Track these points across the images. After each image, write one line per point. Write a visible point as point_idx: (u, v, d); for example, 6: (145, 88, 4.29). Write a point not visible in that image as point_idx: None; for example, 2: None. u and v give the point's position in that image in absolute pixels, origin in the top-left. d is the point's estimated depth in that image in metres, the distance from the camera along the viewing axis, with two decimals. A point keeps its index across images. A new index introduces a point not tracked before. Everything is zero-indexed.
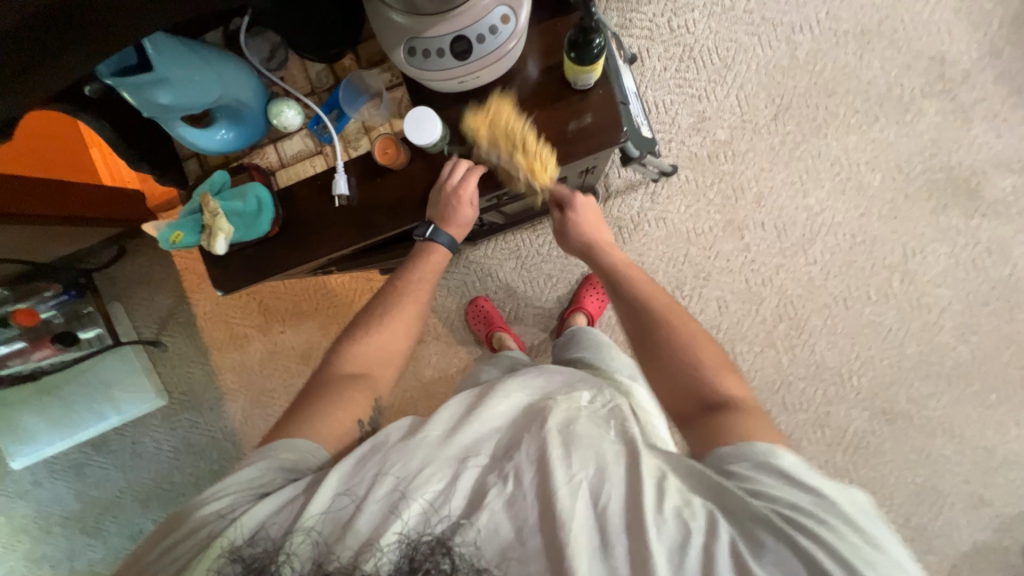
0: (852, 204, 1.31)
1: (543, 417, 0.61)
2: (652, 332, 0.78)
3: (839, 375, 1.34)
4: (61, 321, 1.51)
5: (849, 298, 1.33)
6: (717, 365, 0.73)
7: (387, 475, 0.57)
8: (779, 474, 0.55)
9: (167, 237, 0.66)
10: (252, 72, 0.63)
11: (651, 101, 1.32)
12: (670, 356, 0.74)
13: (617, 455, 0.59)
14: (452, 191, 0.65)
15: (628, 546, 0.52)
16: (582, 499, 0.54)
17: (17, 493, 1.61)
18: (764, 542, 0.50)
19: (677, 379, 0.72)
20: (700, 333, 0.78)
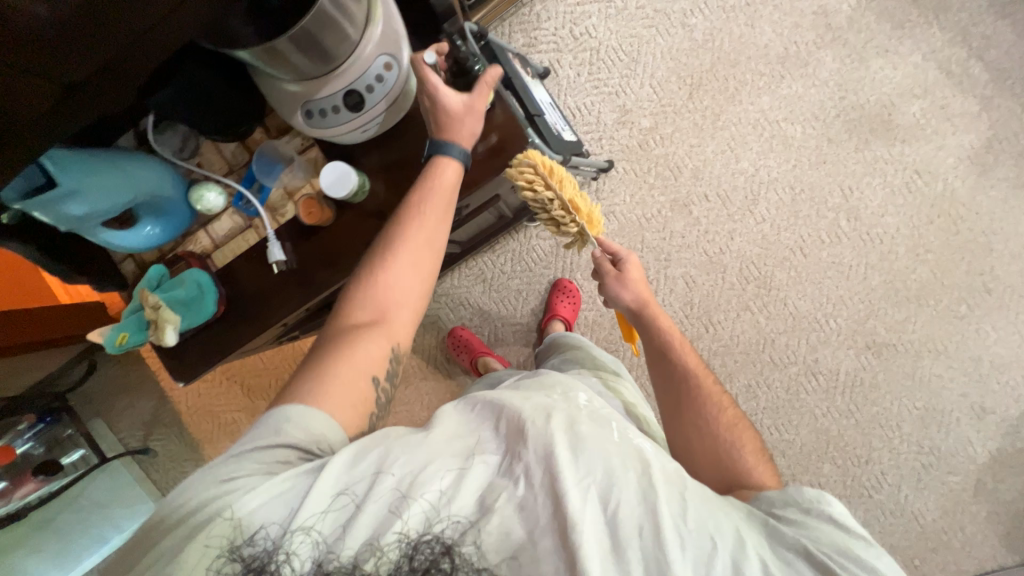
0: (783, 159, 1.37)
1: (550, 414, 0.59)
2: (690, 404, 0.77)
3: (817, 321, 1.37)
4: (42, 451, 1.46)
5: (805, 246, 1.37)
6: (764, 463, 0.71)
7: (387, 483, 0.53)
8: (829, 523, 0.58)
9: (113, 340, 0.66)
10: (165, 165, 0.65)
11: (573, 106, 1.38)
12: (710, 441, 0.73)
13: (628, 458, 0.58)
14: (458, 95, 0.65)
15: (639, 553, 0.52)
16: (594, 504, 0.53)
17: None
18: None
19: (712, 462, 0.72)
20: (747, 421, 0.77)
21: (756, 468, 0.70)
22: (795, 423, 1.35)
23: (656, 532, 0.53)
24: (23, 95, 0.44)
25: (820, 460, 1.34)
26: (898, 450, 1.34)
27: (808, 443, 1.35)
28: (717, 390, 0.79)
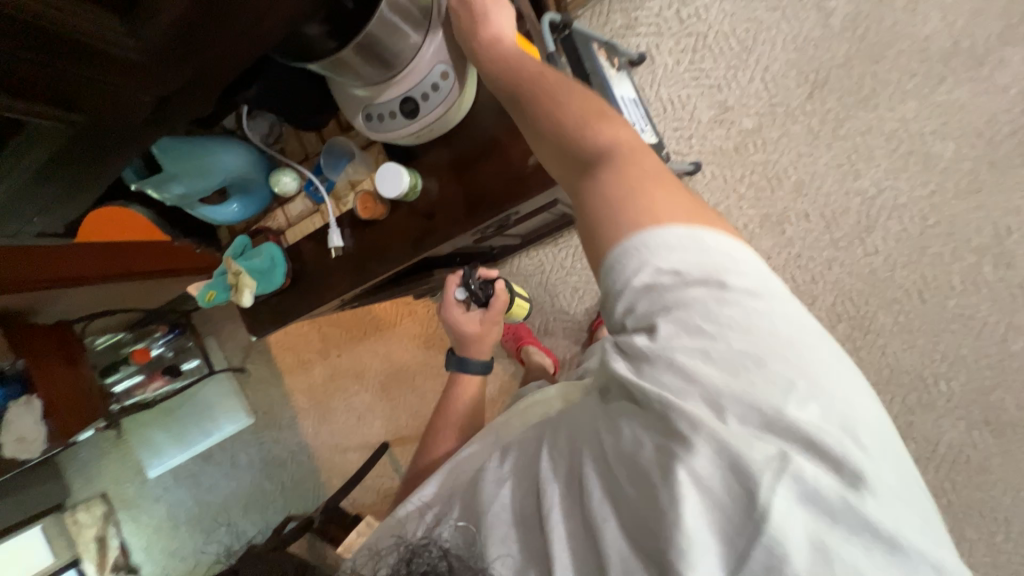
0: (919, 181, 1.13)
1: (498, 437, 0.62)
2: (567, 155, 0.52)
3: (921, 380, 1.15)
4: (171, 354, 1.78)
5: (925, 289, 1.14)
6: (668, 194, 0.47)
7: (398, 522, 0.62)
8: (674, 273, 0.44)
9: (204, 296, 0.78)
10: (250, 150, 0.73)
11: (665, 99, 1.25)
12: (598, 206, 0.48)
13: (529, 427, 0.59)
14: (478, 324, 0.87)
15: (559, 497, 0.47)
16: (506, 485, 0.53)
17: (144, 502, 1.87)
18: (693, 407, 0.40)
19: (598, 236, 0.48)
20: (639, 138, 0.51)
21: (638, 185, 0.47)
22: None
23: (564, 474, 0.48)
24: (125, 106, 0.48)
25: None
26: (998, 548, 1.11)
27: None
28: (614, 126, 0.51)
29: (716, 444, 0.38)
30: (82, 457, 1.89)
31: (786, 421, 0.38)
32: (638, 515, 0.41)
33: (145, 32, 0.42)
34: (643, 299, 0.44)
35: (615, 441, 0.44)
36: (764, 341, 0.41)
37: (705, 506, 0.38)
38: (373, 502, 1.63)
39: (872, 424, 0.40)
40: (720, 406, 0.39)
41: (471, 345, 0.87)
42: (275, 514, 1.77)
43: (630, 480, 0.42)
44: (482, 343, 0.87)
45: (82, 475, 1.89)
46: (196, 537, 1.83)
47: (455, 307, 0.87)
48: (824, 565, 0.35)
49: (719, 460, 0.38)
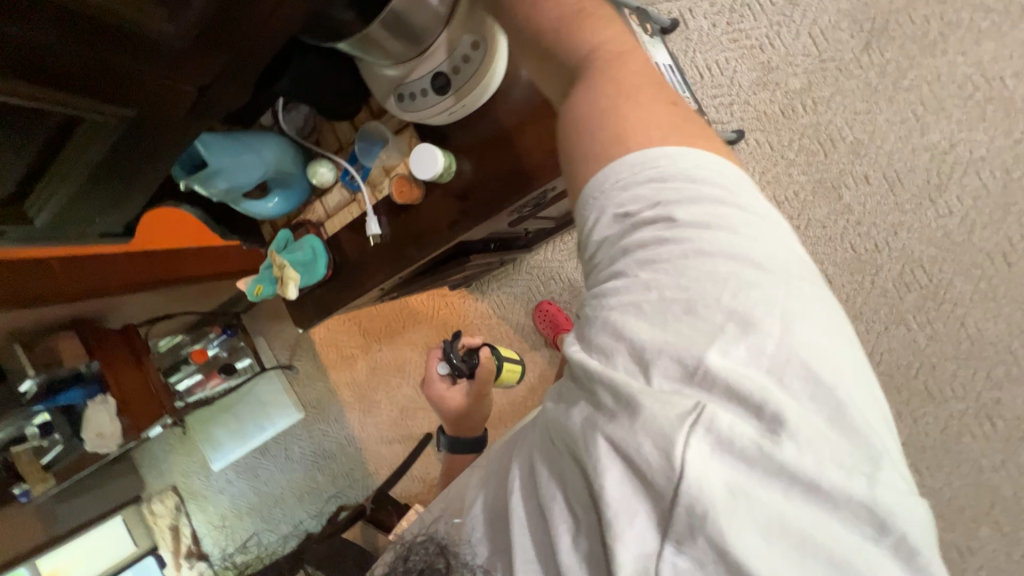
0: (1000, 131, 1.02)
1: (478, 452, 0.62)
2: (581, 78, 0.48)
3: (1009, 352, 1.04)
4: (225, 354, 1.87)
5: (1011, 252, 1.03)
6: (652, 109, 0.45)
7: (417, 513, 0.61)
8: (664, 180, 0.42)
9: (252, 290, 0.81)
10: (287, 143, 0.74)
11: (702, 65, 1.18)
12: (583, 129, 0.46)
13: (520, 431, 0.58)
14: (468, 397, 0.82)
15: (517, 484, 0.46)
16: (497, 486, 0.51)
17: (206, 495, 1.98)
18: (606, 379, 0.38)
19: (593, 156, 0.45)
20: (621, 41, 0.49)
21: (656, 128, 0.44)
22: (948, 472, 1.07)
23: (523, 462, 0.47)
24: (166, 99, 0.50)
25: (976, 521, 1.05)
26: None
27: (959, 499, 1.06)
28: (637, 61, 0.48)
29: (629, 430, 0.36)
30: (151, 453, 2.02)
31: (705, 368, 0.35)
32: (565, 486, 0.41)
33: (182, 14, 0.43)
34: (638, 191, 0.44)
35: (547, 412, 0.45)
36: (692, 264, 0.38)
37: (599, 473, 0.37)
38: (419, 491, 1.66)
39: (807, 363, 0.35)
40: (648, 370, 0.37)
41: (461, 422, 0.82)
42: (329, 503, 1.84)
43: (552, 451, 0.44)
44: (472, 417, 0.83)
45: (150, 471, 2.02)
46: (257, 526, 1.93)
47: (439, 383, 0.82)
48: (745, 513, 0.33)
49: (628, 432, 0.36)
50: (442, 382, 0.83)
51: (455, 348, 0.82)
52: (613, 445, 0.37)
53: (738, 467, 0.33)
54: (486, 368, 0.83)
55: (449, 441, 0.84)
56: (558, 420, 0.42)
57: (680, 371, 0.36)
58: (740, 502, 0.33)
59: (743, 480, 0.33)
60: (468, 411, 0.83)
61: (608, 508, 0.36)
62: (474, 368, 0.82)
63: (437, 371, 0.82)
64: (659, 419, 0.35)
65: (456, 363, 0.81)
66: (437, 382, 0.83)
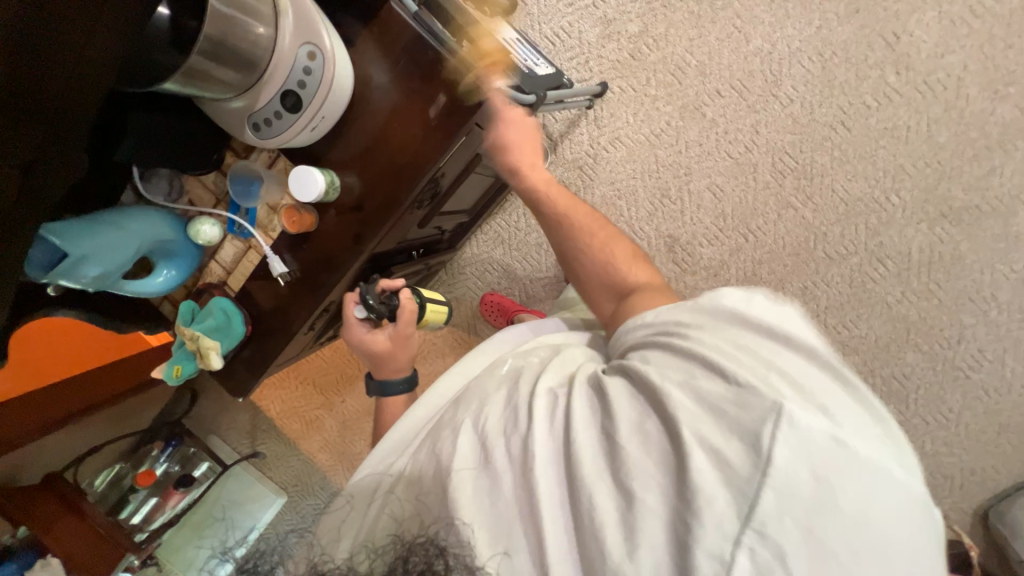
0: (805, 22, 1.18)
1: (460, 404, 0.60)
2: (562, 249, 0.74)
3: (875, 201, 1.19)
4: (178, 468, 1.68)
5: (848, 119, 1.19)
6: (631, 265, 0.71)
7: (388, 503, 0.55)
8: (652, 326, 0.59)
9: (170, 373, 0.76)
10: (159, 210, 0.70)
11: (551, 34, 1.28)
12: (590, 275, 0.72)
13: (500, 382, 0.61)
14: (391, 339, 0.80)
15: (540, 456, 0.50)
16: (464, 434, 0.55)
17: None
18: (687, 390, 0.48)
19: (602, 288, 0.71)
20: (608, 233, 0.74)
21: (629, 270, 0.70)
22: (867, 316, 1.21)
23: (556, 436, 0.51)
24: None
25: (901, 350, 1.21)
26: (995, 323, 1.17)
27: (883, 336, 1.21)
28: (619, 249, 0.72)
29: (722, 433, 0.45)
30: None
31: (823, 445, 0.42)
32: (626, 474, 0.46)
33: None
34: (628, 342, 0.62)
35: (611, 413, 0.50)
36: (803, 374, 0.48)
37: (687, 457, 0.44)
38: None
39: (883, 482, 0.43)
40: (737, 382, 0.47)
41: (385, 363, 0.80)
42: None
43: (612, 445, 0.48)
44: (397, 360, 0.80)
45: None
46: None
47: (360, 327, 0.81)
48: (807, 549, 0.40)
49: (719, 430, 0.45)
50: (363, 324, 0.81)
51: (373, 290, 0.80)
52: (698, 435, 0.45)
53: (807, 457, 0.42)
54: (408, 310, 0.80)
55: (370, 386, 0.82)
56: (635, 422, 0.49)
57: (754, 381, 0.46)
58: (805, 481, 0.41)
59: (810, 467, 0.41)
60: (392, 355, 0.80)
61: (693, 488, 0.42)
62: (395, 312, 0.81)
63: (352, 313, 0.81)
64: (746, 419, 0.44)
65: (372, 303, 0.79)
66: (351, 325, 0.81)
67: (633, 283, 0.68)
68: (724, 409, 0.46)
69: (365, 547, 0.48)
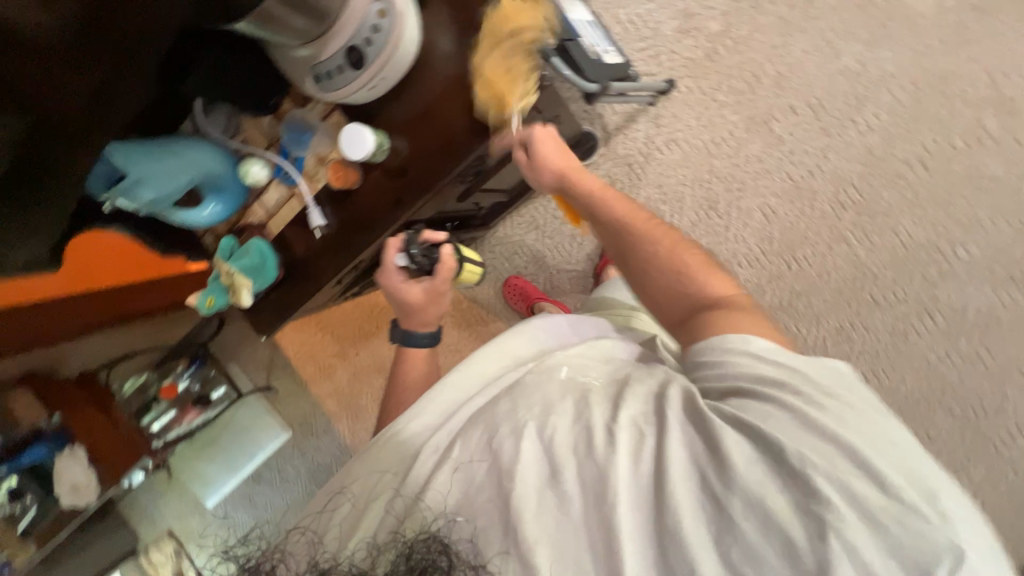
0: (903, 45, 1.09)
1: (514, 398, 0.56)
2: (631, 249, 0.66)
3: (939, 251, 1.11)
4: (198, 387, 1.74)
5: (928, 158, 1.10)
6: (706, 275, 0.63)
7: (395, 498, 0.55)
8: (754, 363, 0.52)
9: (203, 303, 0.79)
10: (214, 146, 0.72)
11: (625, 20, 1.22)
12: (656, 281, 0.64)
13: (563, 390, 0.56)
14: (426, 295, 0.74)
15: (631, 500, 0.47)
16: (528, 440, 0.51)
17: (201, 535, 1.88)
18: (834, 483, 0.42)
19: (664, 298, 0.64)
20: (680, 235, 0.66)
21: (707, 282, 0.62)
22: (902, 369, 1.15)
23: (644, 478, 0.48)
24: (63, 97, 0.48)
25: (931, 410, 1.14)
26: None
27: (914, 392, 1.15)
28: (692, 256, 0.64)
29: (869, 545, 0.40)
30: (140, 502, 1.92)
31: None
32: (740, 555, 0.42)
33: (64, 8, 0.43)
34: (706, 364, 0.55)
35: (725, 477, 0.45)
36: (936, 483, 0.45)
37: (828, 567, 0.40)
38: None
39: None
40: (881, 484, 0.42)
41: (414, 317, 0.75)
42: None
43: (720, 513, 0.44)
44: (426, 316, 0.75)
45: (143, 520, 1.91)
46: None
47: (394, 274, 0.74)
48: None
49: (867, 541, 0.40)
50: (396, 271, 0.74)
51: (416, 240, 0.71)
52: (847, 545, 0.40)
53: None
54: (447, 267, 0.73)
55: (394, 334, 0.78)
56: (756, 497, 0.43)
57: (902, 488, 0.42)
58: None
59: None
60: (423, 309, 0.75)
61: None
62: (434, 266, 0.74)
63: (386, 257, 0.72)
64: (903, 543, 0.40)
65: (412, 253, 0.72)
66: (384, 270, 0.74)
67: (706, 298, 0.61)
68: (876, 517, 0.41)
69: (367, 544, 0.49)
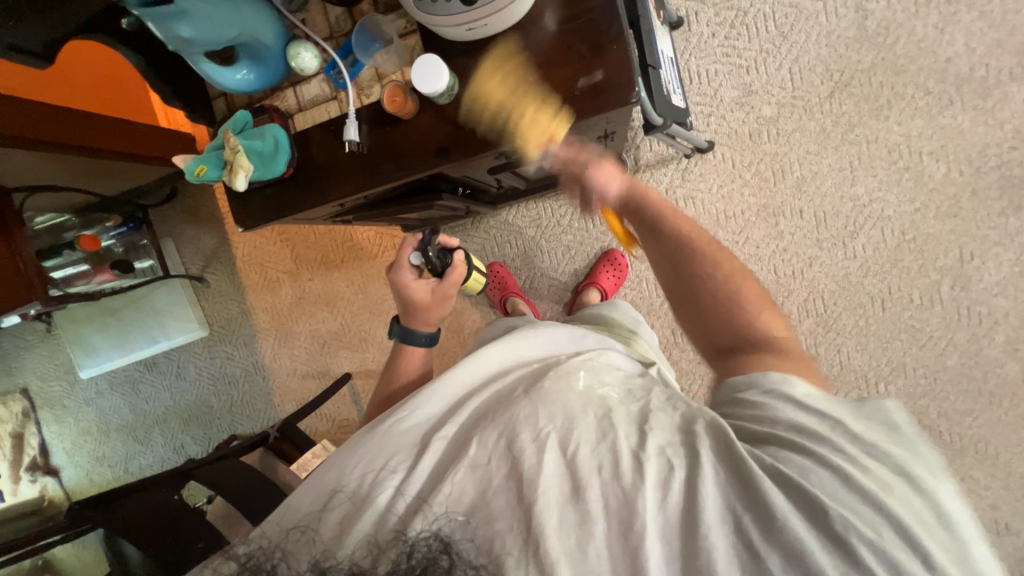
0: (907, 197, 1.21)
1: (540, 405, 0.55)
2: (694, 277, 0.63)
3: (865, 380, 1.25)
4: (121, 250, 1.59)
5: (887, 300, 1.23)
6: (766, 312, 0.61)
7: (387, 484, 0.54)
8: (800, 413, 0.49)
9: (193, 170, 0.71)
10: (271, 12, 0.66)
11: (694, 70, 1.26)
12: (714, 312, 0.61)
13: (584, 405, 0.56)
14: (432, 296, 0.80)
15: (655, 532, 0.46)
16: (550, 453, 0.51)
17: (64, 404, 1.70)
18: (869, 543, 0.42)
19: (718, 329, 0.61)
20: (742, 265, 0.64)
21: (760, 319, 0.60)
22: None
23: (668, 513, 0.47)
24: None
25: None
26: None
27: None
28: (756, 292, 0.62)
29: None
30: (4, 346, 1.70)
31: None
32: None
33: None
34: (752, 405, 0.52)
35: (761, 526, 0.44)
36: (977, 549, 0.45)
37: None
38: (326, 430, 1.58)
39: None
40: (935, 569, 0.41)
41: (418, 313, 0.80)
42: (220, 433, 1.65)
43: (755, 560, 0.43)
44: (430, 314, 0.81)
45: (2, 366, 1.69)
46: (125, 446, 1.68)
47: (407, 270, 0.80)
48: None
49: None
50: (408, 271, 0.80)
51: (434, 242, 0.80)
52: None
53: None
54: (457, 272, 0.81)
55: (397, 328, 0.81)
56: (792, 548, 0.43)
57: (945, 564, 0.41)
58: None
59: None
60: (428, 307, 0.80)
61: None
62: (444, 269, 0.81)
63: (405, 256, 0.80)
64: None
65: (430, 256, 0.79)
66: (398, 271, 0.80)
67: (763, 335, 0.58)
68: None
69: (366, 543, 0.49)
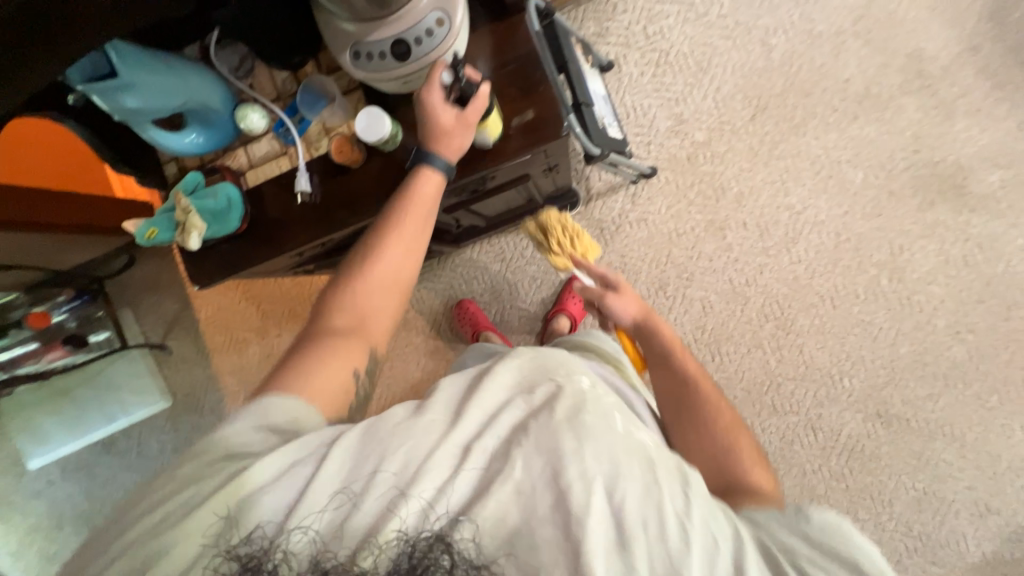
0: (836, 202, 1.32)
1: (587, 438, 0.49)
2: (684, 401, 0.69)
3: (829, 376, 1.30)
4: (74, 325, 1.54)
5: (836, 298, 1.31)
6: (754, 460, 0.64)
7: (390, 480, 0.47)
8: (807, 544, 0.50)
9: (143, 233, 0.71)
10: (218, 80, 0.71)
11: (629, 105, 1.37)
12: (699, 446, 0.65)
13: (633, 449, 0.50)
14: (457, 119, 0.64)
15: None
16: (597, 497, 0.46)
17: (10, 500, 1.56)
18: None
19: (706, 456, 0.64)
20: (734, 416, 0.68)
21: (754, 471, 0.62)
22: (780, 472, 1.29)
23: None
24: None
25: None
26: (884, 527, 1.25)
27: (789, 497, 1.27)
28: (747, 444, 0.65)
29: None
30: None
31: None
32: None
33: None
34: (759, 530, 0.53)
35: None
36: None
37: None
38: None
39: None
40: None
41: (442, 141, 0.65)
42: None
43: None
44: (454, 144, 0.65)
45: None
46: (79, 540, 1.54)
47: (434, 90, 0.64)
48: None
49: None
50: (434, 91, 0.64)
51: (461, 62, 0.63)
52: None
53: None
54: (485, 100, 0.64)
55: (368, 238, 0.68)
56: None
57: None
58: None
59: None
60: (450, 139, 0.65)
61: None
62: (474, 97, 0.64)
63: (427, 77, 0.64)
64: None
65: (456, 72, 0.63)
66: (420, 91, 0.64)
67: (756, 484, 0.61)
68: None
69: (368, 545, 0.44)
